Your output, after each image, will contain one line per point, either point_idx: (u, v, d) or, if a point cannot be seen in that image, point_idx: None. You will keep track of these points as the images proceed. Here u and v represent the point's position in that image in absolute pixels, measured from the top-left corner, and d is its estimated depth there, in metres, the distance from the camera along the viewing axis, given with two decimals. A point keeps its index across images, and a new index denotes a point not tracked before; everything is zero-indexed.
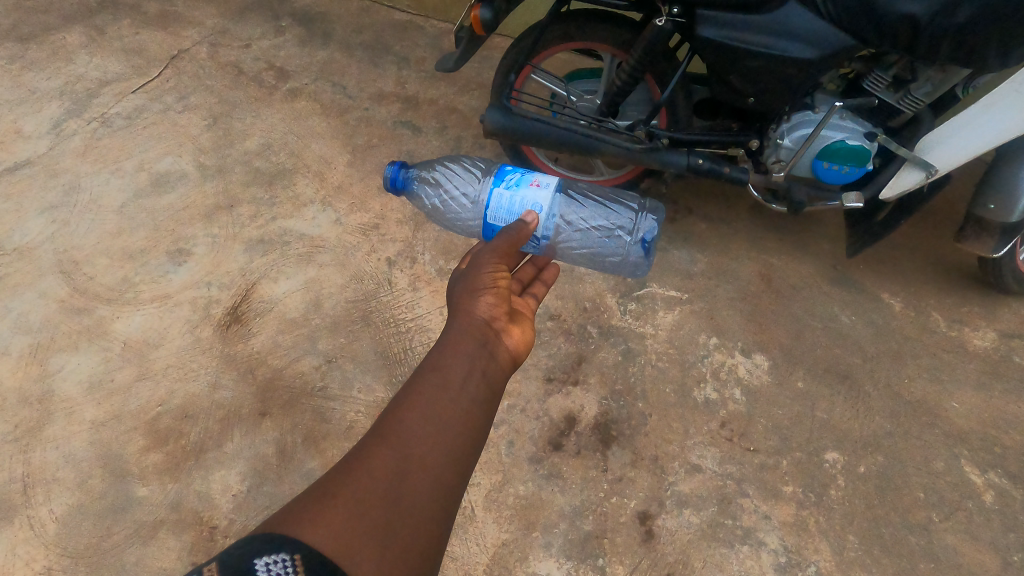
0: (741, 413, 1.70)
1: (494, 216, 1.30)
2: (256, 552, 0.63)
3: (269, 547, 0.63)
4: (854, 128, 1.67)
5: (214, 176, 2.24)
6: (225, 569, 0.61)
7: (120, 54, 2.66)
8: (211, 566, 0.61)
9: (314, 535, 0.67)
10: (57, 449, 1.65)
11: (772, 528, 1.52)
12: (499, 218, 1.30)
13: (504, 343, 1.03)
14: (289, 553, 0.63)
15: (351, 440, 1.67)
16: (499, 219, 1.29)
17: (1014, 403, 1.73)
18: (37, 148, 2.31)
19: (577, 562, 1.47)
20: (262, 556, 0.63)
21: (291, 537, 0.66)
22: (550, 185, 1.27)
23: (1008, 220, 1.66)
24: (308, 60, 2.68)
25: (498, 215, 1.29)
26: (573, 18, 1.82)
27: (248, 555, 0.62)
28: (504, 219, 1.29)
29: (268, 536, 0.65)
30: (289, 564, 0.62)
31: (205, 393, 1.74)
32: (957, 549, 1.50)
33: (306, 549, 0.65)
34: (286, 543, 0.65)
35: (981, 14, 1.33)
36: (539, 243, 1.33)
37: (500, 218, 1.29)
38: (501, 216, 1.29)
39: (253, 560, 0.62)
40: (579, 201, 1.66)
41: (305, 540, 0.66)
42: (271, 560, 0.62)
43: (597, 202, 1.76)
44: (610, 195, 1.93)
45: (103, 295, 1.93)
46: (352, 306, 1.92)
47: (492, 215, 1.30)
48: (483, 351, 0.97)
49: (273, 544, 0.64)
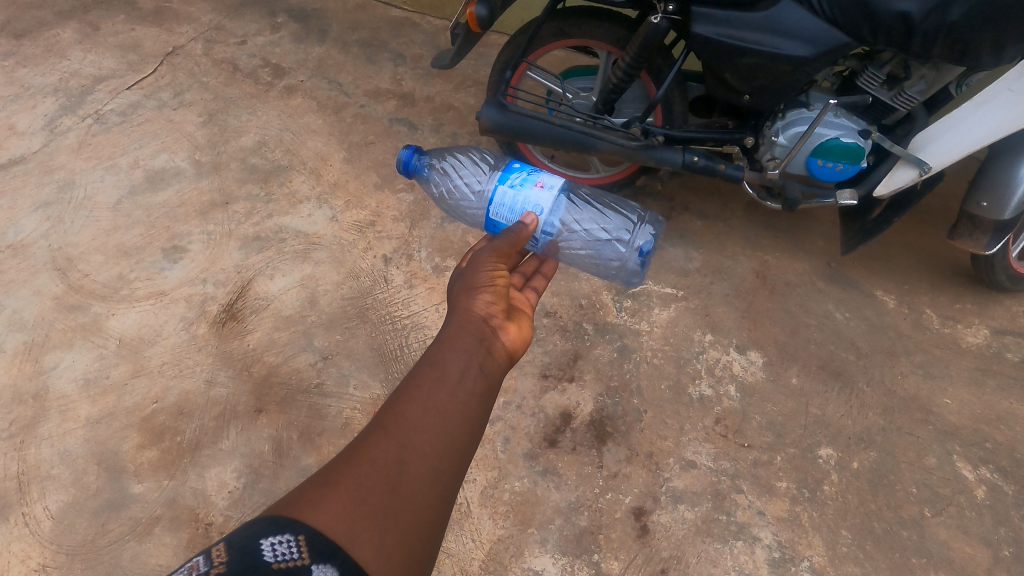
0: (736, 410, 1.70)
1: (496, 215, 1.30)
2: (260, 532, 0.62)
3: (273, 529, 0.63)
4: (849, 125, 1.67)
5: (209, 173, 2.23)
6: (231, 548, 0.59)
7: (114, 51, 2.65)
8: (219, 546, 0.60)
9: (316, 516, 0.67)
10: (51, 446, 1.65)
11: (766, 524, 1.53)
12: (501, 217, 1.30)
13: (501, 339, 1.03)
14: (293, 533, 0.63)
15: (347, 437, 1.67)
16: (501, 219, 1.30)
17: (1006, 400, 1.74)
18: (31, 144, 2.30)
19: (572, 558, 1.47)
20: (267, 536, 0.62)
21: (293, 518, 0.65)
22: (554, 187, 1.27)
23: (1001, 218, 1.67)
24: (304, 57, 2.67)
25: (501, 214, 1.29)
26: (569, 15, 1.81)
27: (253, 535, 0.62)
28: (506, 219, 1.29)
29: (272, 518, 0.65)
30: (293, 545, 0.62)
31: (201, 390, 1.74)
32: (948, 544, 1.51)
33: (308, 531, 0.64)
34: (289, 524, 0.64)
35: (975, 12, 1.34)
36: (540, 241, 1.33)
37: (503, 218, 1.29)
38: (504, 216, 1.29)
39: (259, 540, 0.61)
40: (577, 206, 1.67)
41: (307, 522, 0.65)
42: (276, 540, 0.62)
43: (595, 210, 1.76)
44: (611, 205, 1.93)
45: (98, 292, 1.93)
46: (348, 303, 1.92)
47: (494, 214, 1.30)
48: (481, 346, 0.98)
49: (276, 525, 0.64)
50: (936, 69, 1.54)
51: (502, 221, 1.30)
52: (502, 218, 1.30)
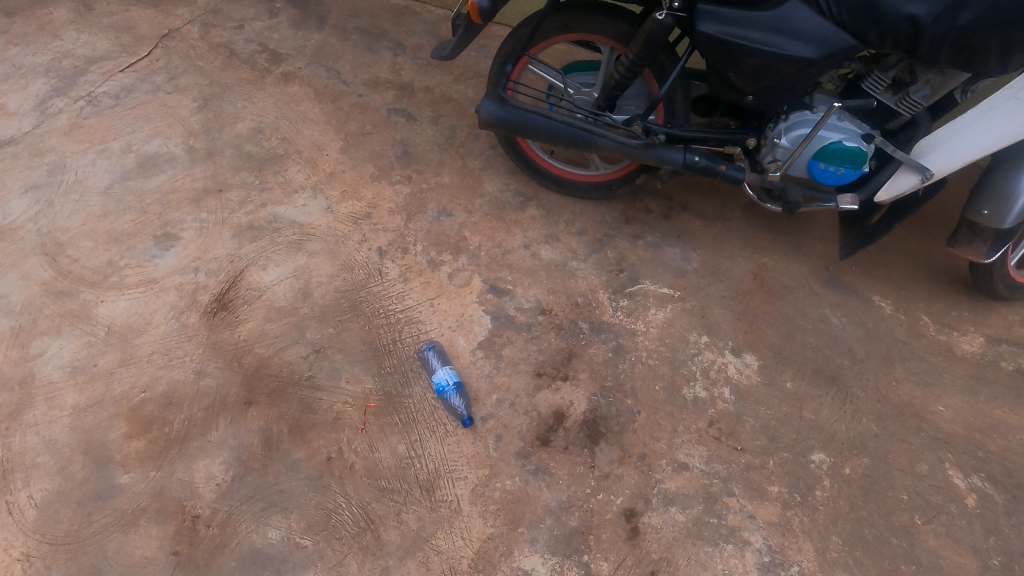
0: (730, 413, 1.70)
1: (437, 379, 1.70)
2: None
3: None
4: (852, 129, 1.65)
5: (203, 159, 2.20)
6: None
7: (109, 32, 2.60)
8: None
9: None
10: (37, 434, 1.62)
11: (757, 528, 1.52)
12: (448, 378, 1.71)
13: (462, 416, 1.67)
14: None
15: (338, 431, 1.65)
16: (438, 390, 1.69)
17: (1000, 408, 1.74)
18: (21, 126, 2.25)
19: (562, 558, 1.47)
20: None
21: None
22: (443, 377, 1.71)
23: (1001, 226, 1.66)
24: (302, 43, 2.63)
25: (439, 382, 1.70)
26: (572, 9, 1.78)
27: None
28: (442, 397, 1.69)
29: None
30: None
31: (190, 380, 1.72)
32: (938, 552, 1.51)
33: None
34: None
35: (982, 16, 1.35)
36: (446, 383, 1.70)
37: (447, 391, 1.69)
38: (452, 376, 1.71)
39: None
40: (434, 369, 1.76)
41: None
42: None
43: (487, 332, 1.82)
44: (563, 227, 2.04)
45: (87, 278, 1.90)
46: (341, 296, 1.89)
47: (435, 377, 1.71)
48: (460, 413, 1.68)
49: None
50: (943, 74, 1.54)
51: (452, 394, 1.69)
52: (450, 390, 1.69)
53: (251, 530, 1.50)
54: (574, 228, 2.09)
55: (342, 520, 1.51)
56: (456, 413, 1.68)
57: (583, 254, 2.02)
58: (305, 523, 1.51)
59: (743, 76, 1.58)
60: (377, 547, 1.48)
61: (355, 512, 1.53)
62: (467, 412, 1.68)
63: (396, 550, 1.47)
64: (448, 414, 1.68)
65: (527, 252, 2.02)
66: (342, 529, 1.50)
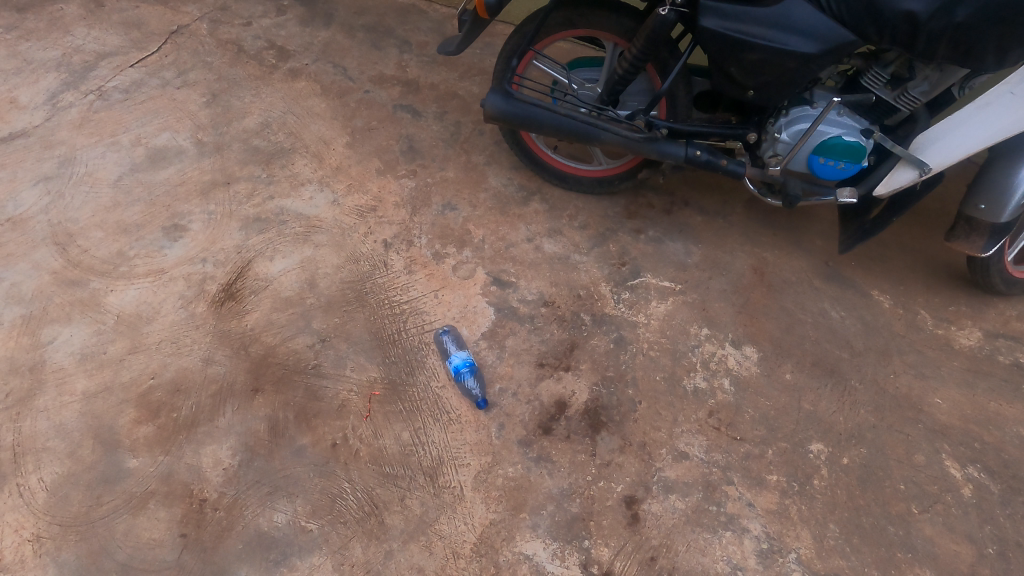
0: (729, 403, 1.72)
1: (454, 360, 1.74)
2: None
3: None
4: (851, 123, 1.67)
5: (211, 153, 2.23)
6: None
7: (119, 28, 2.64)
8: None
9: None
10: (47, 418, 1.65)
11: (756, 515, 1.54)
12: (464, 361, 1.75)
13: (477, 398, 1.70)
14: None
15: (343, 418, 1.68)
16: (454, 372, 1.73)
17: (997, 401, 1.76)
18: (32, 119, 2.28)
19: (563, 543, 1.49)
20: None
21: None
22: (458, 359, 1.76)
23: (997, 221, 1.68)
24: (309, 40, 2.66)
25: (455, 364, 1.74)
26: (576, 5, 1.81)
27: None
28: (458, 378, 1.73)
29: None
30: None
31: (198, 367, 1.75)
32: (933, 540, 1.53)
33: None
34: None
35: (978, 13, 1.38)
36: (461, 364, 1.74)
37: (463, 373, 1.73)
38: (468, 359, 1.76)
39: None
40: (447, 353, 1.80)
41: None
42: None
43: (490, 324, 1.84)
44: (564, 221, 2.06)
45: (97, 268, 1.93)
46: (347, 287, 1.92)
47: (451, 360, 1.75)
48: (474, 395, 1.71)
49: None
50: (941, 70, 1.57)
51: (467, 376, 1.73)
52: (466, 372, 1.73)
53: (257, 514, 1.52)
54: (577, 222, 2.12)
55: (347, 505, 1.54)
56: (470, 395, 1.71)
57: (586, 248, 2.05)
58: (311, 507, 1.54)
59: (744, 71, 1.61)
60: (381, 531, 1.50)
61: (359, 496, 1.55)
62: (482, 394, 1.71)
63: (399, 534, 1.50)
64: (466, 395, 1.71)
65: (530, 245, 2.04)
66: (347, 514, 1.53)
